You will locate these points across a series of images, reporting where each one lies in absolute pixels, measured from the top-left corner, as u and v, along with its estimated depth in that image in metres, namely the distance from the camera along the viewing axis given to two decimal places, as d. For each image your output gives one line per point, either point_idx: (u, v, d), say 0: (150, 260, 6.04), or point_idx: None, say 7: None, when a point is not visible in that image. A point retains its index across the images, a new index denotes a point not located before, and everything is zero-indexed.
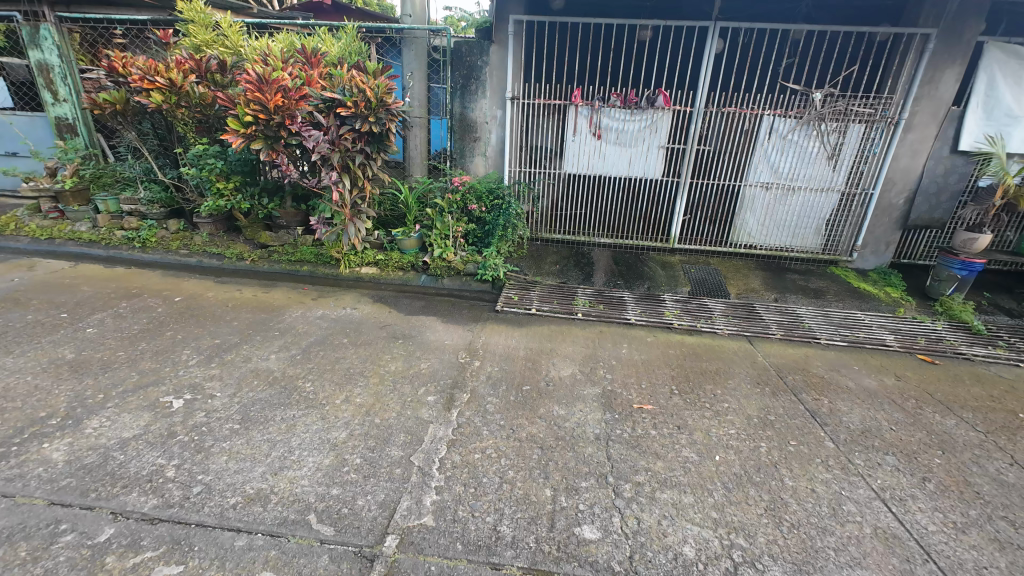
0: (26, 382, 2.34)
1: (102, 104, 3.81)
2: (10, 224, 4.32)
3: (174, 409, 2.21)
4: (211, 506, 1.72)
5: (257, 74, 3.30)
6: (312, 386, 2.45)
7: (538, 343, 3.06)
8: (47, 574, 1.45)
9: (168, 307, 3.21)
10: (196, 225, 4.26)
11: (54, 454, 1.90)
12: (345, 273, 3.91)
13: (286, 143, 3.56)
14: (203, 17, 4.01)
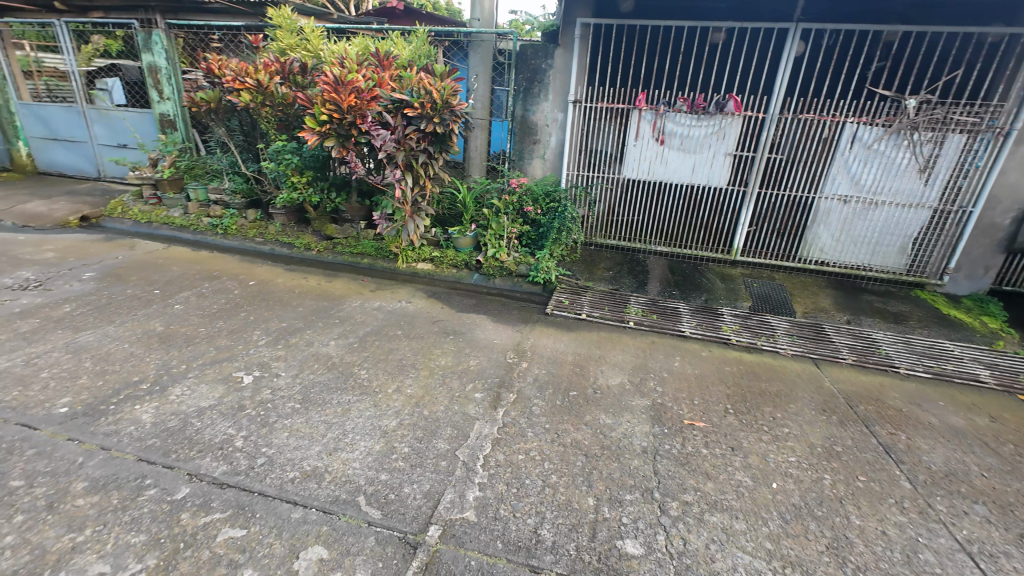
0: (125, 349, 2.62)
1: (199, 102, 4.20)
2: (118, 208, 4.87)
3: (244, 384, 2.39)
4: (272, 477, 1.85)
5: (335, 76, 3.51)
6: (367, 374, 2.56)
7: (586, 349, 3.02)
8: (133, 522, 1.62)
9: (243, 290, 3.48)
10: (271, 215, 4.58)
11: (143, 415, 2.12)
12: (402, 268, 4.04)
13: (356, 141, 3.75)
14: (290, 23, 4.33)
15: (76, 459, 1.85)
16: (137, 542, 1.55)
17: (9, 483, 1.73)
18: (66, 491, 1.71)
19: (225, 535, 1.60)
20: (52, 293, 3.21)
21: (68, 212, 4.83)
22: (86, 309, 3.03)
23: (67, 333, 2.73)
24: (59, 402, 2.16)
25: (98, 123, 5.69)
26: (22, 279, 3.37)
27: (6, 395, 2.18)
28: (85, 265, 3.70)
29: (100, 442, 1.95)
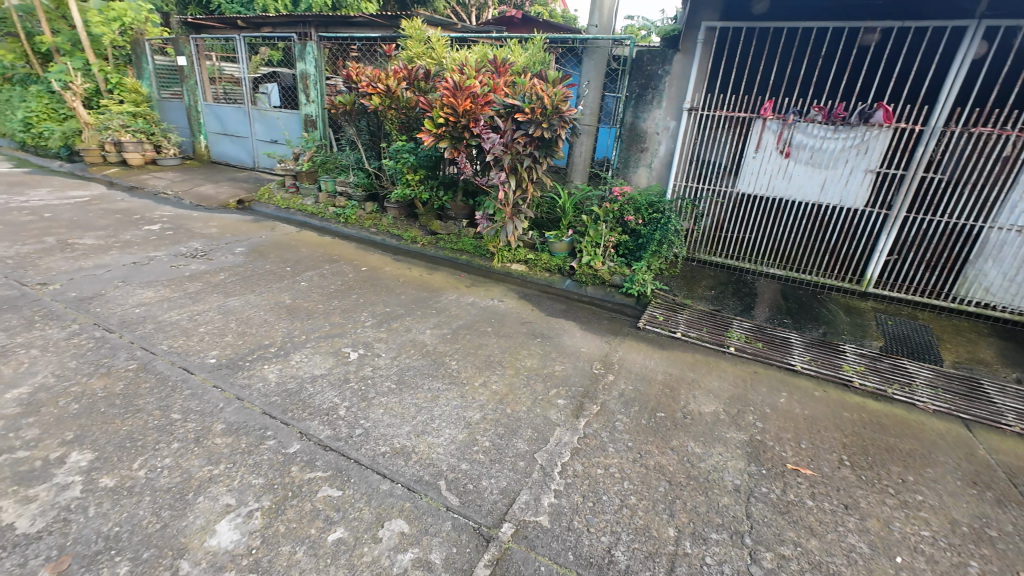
0: (261, 315, 3.04)
1: (337, 105, 4.73)
2: (266, 194, 5.68)
3: (350, 359, 2.64)
4: (367, 448, 2.01)
5: (454, 81, 3.73)
6: (456, 365, 2.68)
7: (678, 370, 2.85)
8: (255, 466, 1.87)
9: (356, 274, 3.85)
10: (385, 208, 5.01)
11: (270, 374, 2.45)
12: (497, 267, 4.17)
13: (468, 143, 3.94)
14: (419, 33, 4.71)
15: (218, 404, 2.19)
16: (256, 483, 1.78)
17: (170, 415, 2.09)
18: (208, 429, 2.03)
19: (324, 492, 1.78)
20: (212, 263, 3.84)
21: (229, 196, 5.74)
22: (235, 278, 3.57)
23: (220, 297, 3.24)
24: (210, 353, 2.57)
25: (259, 121, 6.68)
26: (192, 248, 4.08)
27: (175, 342, 2.65)
28: (237, 241, 4.36)
29: (236, 392, 2.28)
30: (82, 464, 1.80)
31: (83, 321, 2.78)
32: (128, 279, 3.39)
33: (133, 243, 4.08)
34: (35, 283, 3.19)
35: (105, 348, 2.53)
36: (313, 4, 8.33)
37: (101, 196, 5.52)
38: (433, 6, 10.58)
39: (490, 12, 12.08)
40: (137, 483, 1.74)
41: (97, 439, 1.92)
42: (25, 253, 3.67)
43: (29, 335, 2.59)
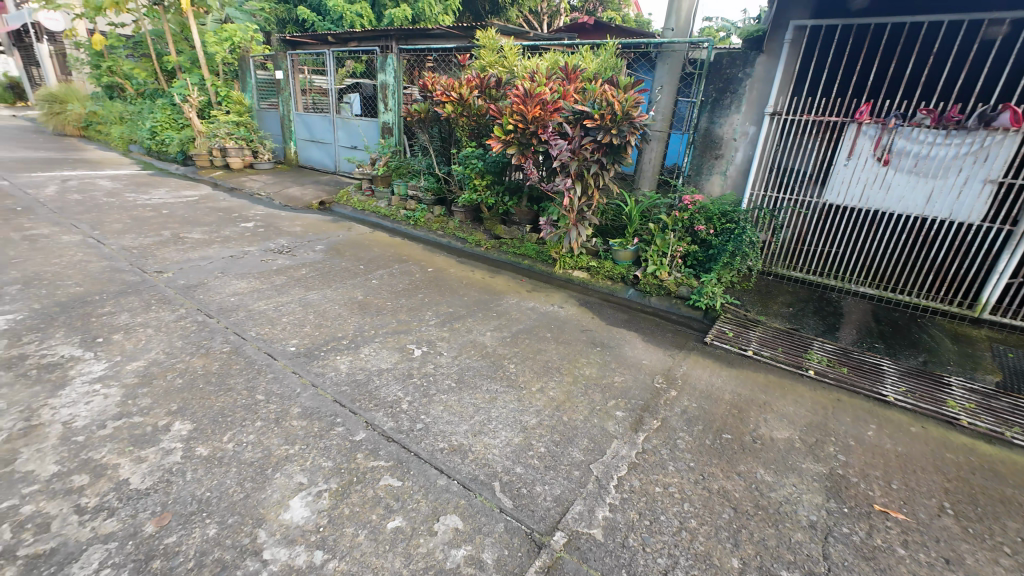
0: (336, 309, 3.26)
1: (413, 113, 4.98)
2: (345, 196, 6.10)
3: (414, 355, 2.75)
4: (426, 443, 2.09)
5: (525, 89, 3.77)
6: (515, 368, 2.71)
7: (748, 391, 2.67)
8: (326, 449, 2.00)
9: (422, 275, 4.01)
10: (453, 212, 5.18)
11: (341, 365, 2.61)
12: (558, 272, 4.15)
13: (535, 150, 3.98)
14: (493, 42, 4.81)
15: (296, 388, 2.38)
16: (325, 466, 1.91)
17: (255, 395, 2.30)
18: (286, 412, 2.20)
19: (385, 481, 1.86)
20: (296, 258, 4.18)
21: (313, 197, 6.22)
22: (315, 274, 3.86)
23: (302, 290, 3.52)
24: (290, 342, 2.80)
25: (342, 129, 7.19)
26: (280, 245, 4.47)
27: (262, 329, 2.92)
28: (318, 240, 4.72)
29: (312, 379, 2.46)
30: (183, 432, 2.02)
31: (189, 306, 3.14)
32: (226, 270, 3.78)
33: (231, 239, 4.54)
34: (153, 270, 3.65)
35: (205, 331, 2.84)
36: (394, 19, 8.84)
37: (208, 196, 6.21)
38: (505, 16, 10.81)
39: (561, 20, 12.12)
40: (227, 454, 1.93)
41: (196, 411, 2.16)
42: (146, 244, 4.22)
43: (147, 316, 2.97)
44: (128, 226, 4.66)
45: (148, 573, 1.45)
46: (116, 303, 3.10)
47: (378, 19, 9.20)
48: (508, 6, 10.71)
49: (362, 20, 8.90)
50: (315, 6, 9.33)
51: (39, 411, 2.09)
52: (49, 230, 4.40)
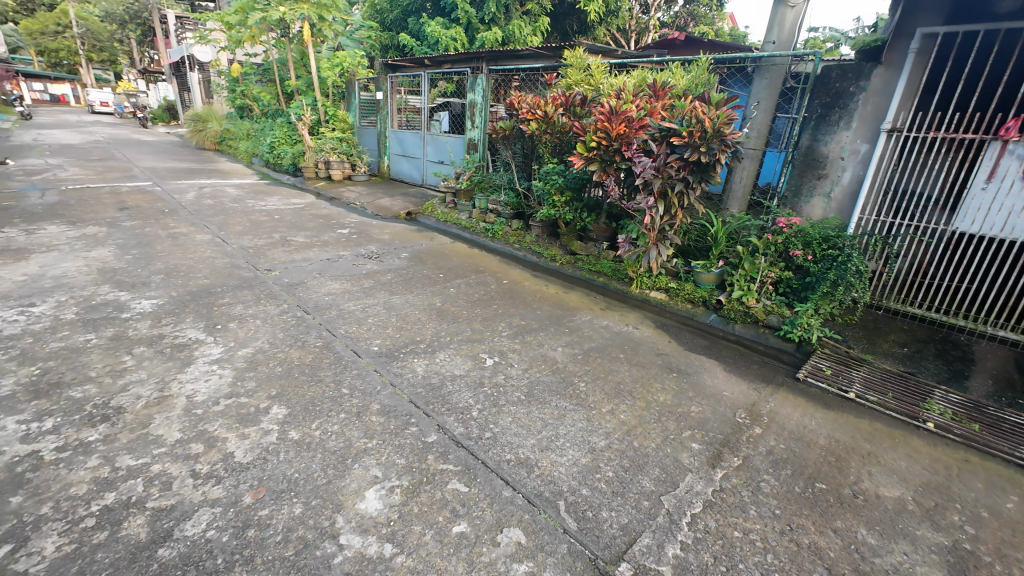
0: (416, 314, 3.44)
1: (498, 130, 5.15)
2: (429, 208, 6.45)
3: (486, 365, 2.81)
4: (493, 452, 2.11)
5: (610, 106, 3.74)
6: (584, 387, 2.66)
7: (848, 437, 2.38)
8: (401, 446, 2.10)
9: (497, 286, 4.10)
10: (530, 226, 5.27)
11: (418, 367, 2.74)
12: (634, 292, 4.03)
13: (618, 167, 3.92)
14: (580, 61, 4.84)
15: (376, 386, 2.53)
16: (398, 463, 2.00)
17: (341, 388, 2.49)
18: (367, 407, 2.35)
19: (453, 485, 1.91)
20: (383, 264, 4.49)
21: (401, 208, 6.65)
22: (399, 279, 4.11)
23: (387, 294, 3.76)
24: (374, 341, 3.00)
25: (431, 145, 7.66)
26: (370, 251, 4.82)
27: (350, 328, 3.16)
28: (403, 248, 5.03)
29: (391, 378, 2.61)
30: (279, 416, 2.24)
31: (290, 302, 3.49)
32: (323, 271, 4.15)
33: (329, 243, 4.99)
34: (264, 268, 4.11)
35: (302, 326, 3.14)
36: (485, 42, 9.27)
37: (312, 204, 6.89)
38: (592, 35, 10.88)
39: (649, 36, 11.95)
40: (315, 440, 2.10)
41: (291, 398, 2.38)
42: (260, 245, 4.77)
43: (257, 308, 3.34)
44: (247, 229, 5.31)
45: (245, 539, 1.62)
46: (233, 295, 3.53)
47: (470, 42, 9.71)
48: (596, 25, 10.79)
49: (456, 43, 9.43)
50: (415, 32, 10.07)
51: (170, 384, 2.43)
52: (187, 229, 5.14)
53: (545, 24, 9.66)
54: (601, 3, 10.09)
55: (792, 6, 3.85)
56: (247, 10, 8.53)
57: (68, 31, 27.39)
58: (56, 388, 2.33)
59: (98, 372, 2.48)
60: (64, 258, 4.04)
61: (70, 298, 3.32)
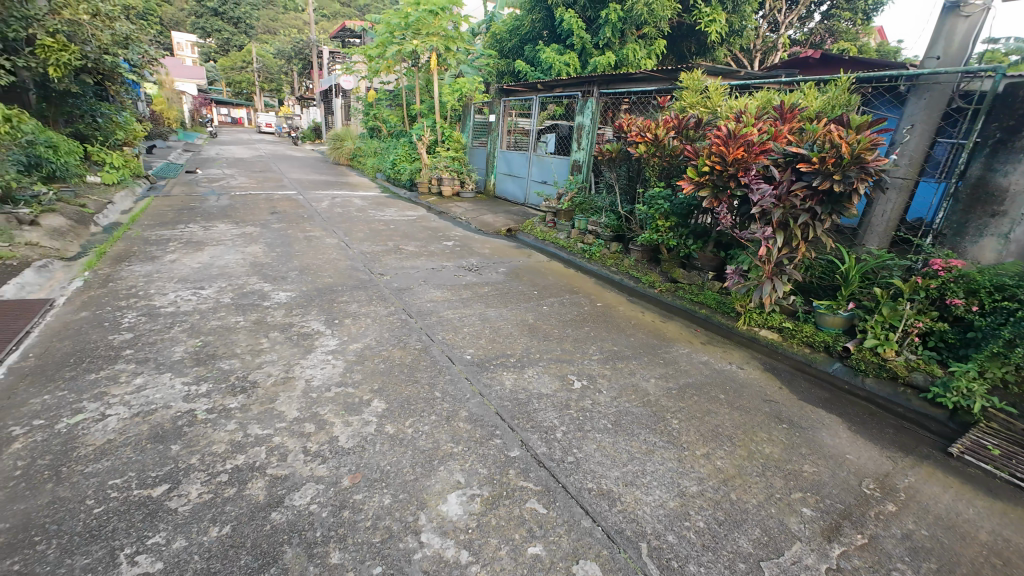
0: (509, 328, 3.52)
1: (604, 152, 5.12)
2: (529, 226, 6.61)
3: (574, 388, 2.76)
4: (575, 478, 2.06)
5: (728, 129, 3.53)
6: (677, 425, 2.48)
7: (1023, 539, 1.91)
8: (485, 456, 2.15)
9: (591, 308, 4.04)
10: (629, 250, 5.13)
11: (506, 381, 2.79)
12: (740, 328, 3.71)
13: (732, 194, 3.67)
14: (697, 83, 4.65)
15: (466, 394, 2.62)
16: (480, 472, 2.04)
17: (435, 391, 2.63)
18: (456, 413, 2.45)
19: (531, 504, 1.90)
20: (481, 277, 4.68)
21: (503, 225, 6.91)
22: (495, 293, 4.25)
23: (483, 306, 3.91)
24: (467, 350, 3.12)
25: (536, 165, 7.89)
26: (470, 264, 5.07)
27: (447, 334, 3.33)
28: (501, 263, 5.20)
29: (480, 388, 2.69)
30: (379, 409, 2.43)
31: (397, 305, 3.79)
32: (427, 280, 4.45)
33: (434, 254, 5.34)
34: (377, 273, 4.53)
35: (405, 328, 3.38)
36: (598, 66, 9.37)
37: (423, 216, 7.47)
38: (712, 55, 10.43)
39: (777, 55, 11.12)
40: (407, 436, 2.24)
41: (390, 394, 2.57)
42: (376, 251, 5.28)
43: (368, 308, 3.69)
44: (366, 236, 5.91)
45: (340, 518, 1.76)
46: (350, 295, 3.94)
47: (583, 66, 9.88)
48: (717, 46, 10.33)
49: (569, 68, 9.66)
50: (530, 59, 10.52)
51: (294, 367, 2.77)
52: (319, 233, 5.88)
53: (661, 46, 9.50)
54: (724, 24, 9.67)
55: (965, 16, 3.33)
56: (386, 44, 9.64)
57: (249, 66, 33.31)
58: (211, 359, 2.79)
59: (241, 350, 2.91)
60: (227, 252, 4.85)
61: (228, 284, 3.97)
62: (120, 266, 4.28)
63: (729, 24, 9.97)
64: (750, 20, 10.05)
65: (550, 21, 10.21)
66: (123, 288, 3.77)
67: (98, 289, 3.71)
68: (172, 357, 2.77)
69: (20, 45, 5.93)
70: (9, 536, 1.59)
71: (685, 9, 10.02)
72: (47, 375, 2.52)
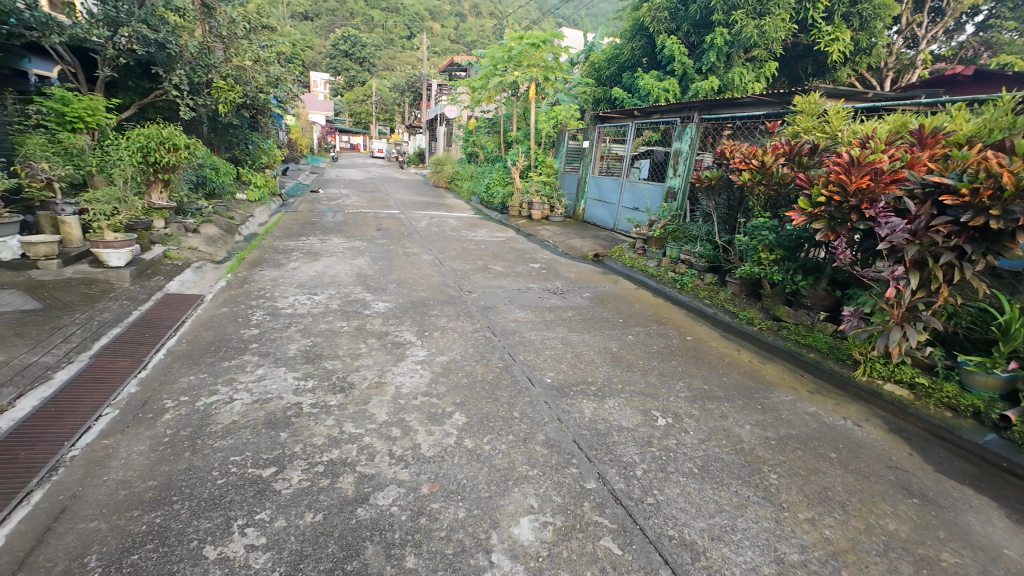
0: (591, 355, 3.46)
1: (702, 179, 4.90)
2: (617, 252, 6.49)
3: (657, 424, 2.61)
4: (655, 521, 1.93)
5: (851, 156, 3.19)
6: (776, 481, 2.22)
7: None
8: (561, 483, 2.11)
9: (680, 342, 3.83)
10: (726, 282, 4.80)
11: (586, 409, 2.73)
12: (858, 379, 3.24)
13: (853, 227, 3.29)
14: (814, 107, 4.29)
15: (544, 417, 2.61)
16: (554, 500, 2.00)
17: (513, 411, 2.65)
18: (533, 435, 2.44)
19: (606, 542, 1.81)
20: (566, 301, 4.68)
21: (590, 250, 6.87)
22: (578, 317, 4.21)
23: (565, 330, 3.89)
24: (547, 373, 3.11)
25: (628, 191, 7.77)
26: (555, 287, 5.10)
27: (528, 355, 3.36)
28: (587, 288, 5.16)
29: (559, 414, 2.66)
30: (460, 422, 2.50)
31: (483, 323, 3.92)
32: (512, 300, 4.55)
33: (521, 275, 5.46)
34: (466, 290, 4.74)
35: (489, 346, 3.48)
36: (700, 91, 9.07)
37: (512, 238, 7.69)
38: (832, 76, 9.58)
39: (915, 73, 9.88)
40: (484, 453, 2.27)
41: (471, 409, 2.64)
42: (466, 269, 5.53)
43: (455, 323, 3.86)
44: (458, 255, 6.23)
45: (417, 524, 1.83)
46: (440, 309, 4.16)
47: (683, 92, 9.62)
48: (839, 66, 9.46)
49: (668, 94, 9.47)
50: (628, 86, 10.49)
51: (386, 373, 2.98)
52: (417, 250, 6.31)
53: (772, 69, 8.94)
54: (849, 42, 8.86)
55: None
56: (490, 76, 10.26)
57: (369, 99, 37.38)
58: (318, 358, 3.10)
59: (343, 353, 3.20)
60: (338, 263, 5.41)
61: (337, 292, 4.42)
62: (255, 271, 4.98)
63: (855, 42, 9.11)
64: (882, 37, 9.08)
65: (650, 48, 10.15)
66: (256, 290, 4.36)
67: (237, 290, 4.34)
68: (287, 353, 3.13)
69: (201, 88, 7.29)
70: (155, 492, 1.89)
71: (801, 30, 9.37)
72: (194, 359, 2.99)
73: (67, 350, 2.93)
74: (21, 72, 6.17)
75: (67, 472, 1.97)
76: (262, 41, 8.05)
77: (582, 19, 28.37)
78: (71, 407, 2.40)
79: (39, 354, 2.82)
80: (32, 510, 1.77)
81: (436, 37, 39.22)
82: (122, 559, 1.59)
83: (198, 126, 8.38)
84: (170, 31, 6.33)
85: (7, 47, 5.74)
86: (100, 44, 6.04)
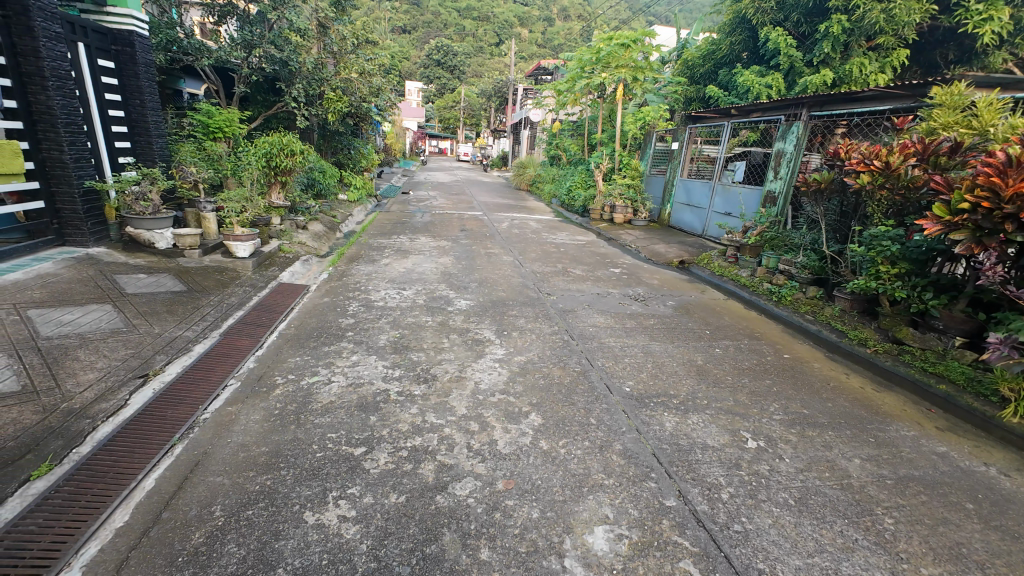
0: (674, 367, 3.28)
1: (810, 182, 4.41)
2: (706, 259, 6.10)
3: (747, 446, 2.41)
4: (743, 551, 1.79)
5: (1008, 155, 2.71)
6: (892, 526, 1.94)
7: None
8: (637, 495, 2.04)
9: (776, 360, 3.50)
10: (834, 297, 4.30)
11: (667, 423, 2.60)
12: (1006, 419, 2.69)
13: (1006, 239, 2.77)
14: (958, 98, 3.69)
15: (622, 427, 2.53)
16: (631, 513, 1.93)
17: (590, 417, 2.61)
18: (610, 444, 2.38)
19: (685, 565, 1.72)
20: (648, 308, 4.50)
21: (675, 256, 6.54)
22: (661, 326, 4.02)
23: (647, 338, 3.75)
24: (626, 382, 3.02)
25: (720, 195, 7.31)
26: (636, 293, 4.93)
27: (607, 362, 3.28)
28: (671, 296, 4.92)
29: (638, 425, 2.57)
30: (535, 423, 2.51)
31: (561, 325, 3.91)
32: (592, 304, 4.48)
33: (601, 280, 5.34)
34: (545, 292, 4.76)
35: (566, 349, 3.46)
36: (809, 86, 8.21)
37: (592, 242, 7.59)
38: (982, 63, 8.19)
39: None
40: (559, 456, 2.26)
41: (547, 411, 2.64)
42: (546, 272, 5.54)
43: (534, 324, 3.89)
44: (538, 257, 6.29)
45: (492, 518, 1.87)
46: (519, 310, 4.21)
47: (789, 87, 8.83)
48: (993, 49, 8.03)
49: (770, 90, 8.70)
50: (724, 83, 9.82)
51: (467, 368, 3.09)
52: (498, 251, 6.47)
53: (901, 57, 7.84)
54: (1007, 21, 7.51)
55: None
56: (576, 79, 10.21)
57: (457, 105, 39.07)
58: (405, 350, 3.29)
59: (428, 346, 3.38)
60: (425, 261, 5.72)
61: (423, 288, 4.66)
62: (352, 265, 5.43)
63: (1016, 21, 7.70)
64: None
65: (752, 42, 9.43)
66: (352, 283, 4.75)
67: (337, 282, 4.77)
68: (378, 343, 3.37)
69: (315, 99, 8.08)
70: (267, 458, 2.13)
71: (942, 11, 8.12)
72: (301, 342, 3.34)
73: (204, 327, 3.42)
74: (179, 91, 7.33)
75: (200, 432, 2.29)
76: (367, 54, 8.73)
77: (676, 17, 27.40)
78: (205, 376, 2.80)
79: (183, 328, 3.33)
80: (174, 461, 2.09)
81: (525, 42, 39.79)
82: (240, 512, 1.82)
83: (311, 133, 9.32)
84: (293, 50, 7.12)
85: (171, 71, 6.86)
86: (238, 64, 7.00)
